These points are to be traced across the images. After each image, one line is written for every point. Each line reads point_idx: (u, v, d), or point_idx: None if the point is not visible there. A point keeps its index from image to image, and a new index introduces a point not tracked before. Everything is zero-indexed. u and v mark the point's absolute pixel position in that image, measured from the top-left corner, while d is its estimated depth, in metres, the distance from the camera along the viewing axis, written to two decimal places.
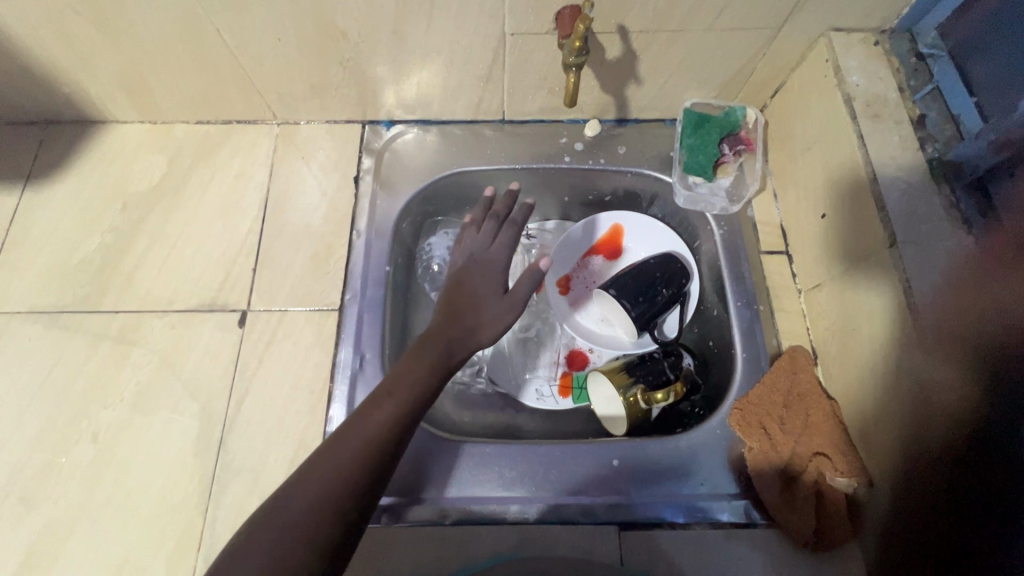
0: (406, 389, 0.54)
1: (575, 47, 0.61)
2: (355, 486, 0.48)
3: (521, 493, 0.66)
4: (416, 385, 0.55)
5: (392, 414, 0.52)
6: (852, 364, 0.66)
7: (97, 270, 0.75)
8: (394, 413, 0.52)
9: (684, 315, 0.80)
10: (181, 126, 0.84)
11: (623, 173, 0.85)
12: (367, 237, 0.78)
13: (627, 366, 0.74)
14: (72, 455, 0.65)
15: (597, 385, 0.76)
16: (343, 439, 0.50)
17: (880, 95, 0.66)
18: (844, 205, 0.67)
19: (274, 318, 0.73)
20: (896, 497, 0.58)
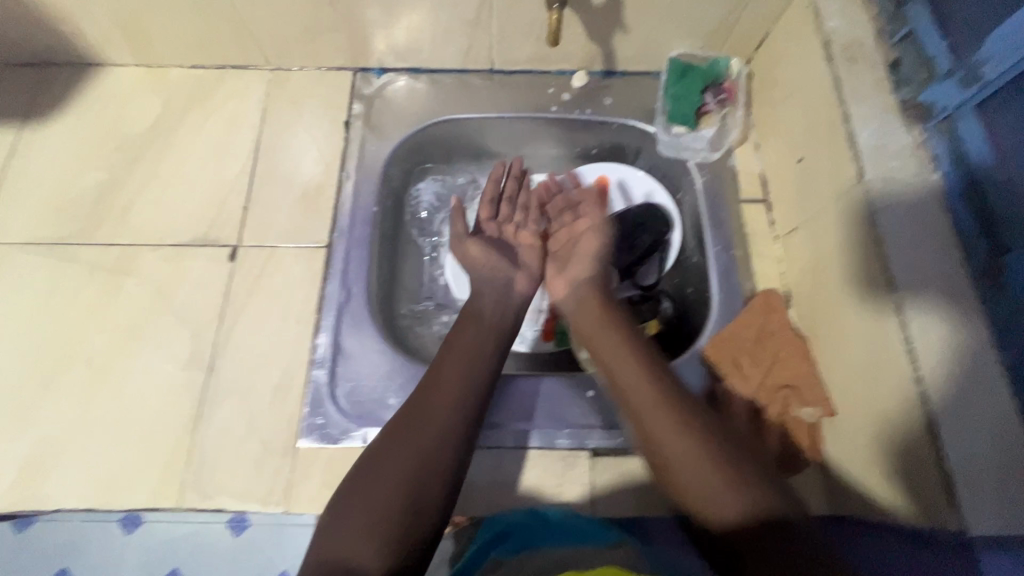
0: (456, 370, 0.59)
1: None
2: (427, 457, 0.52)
3: (500, 419, 0.69)
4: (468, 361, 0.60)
5: (451, 400, 0.56)
6: (821, 302, 0.68)
7: (93, 205, 0.77)
8: (453, 398, 0.56)
9: (665, 263, 0.83)
10: (176, 70, 0.86)
11: (609, 122, 0.86)
12: (356, 178, 0.80)
13: None
14: (68, 376, 0.68)
15: None
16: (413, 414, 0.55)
17: (858, 39, 0.67)
18: (819, 148, 0.69)
19: (265, 253, 0.75)
20: (853, 422, 0.62)
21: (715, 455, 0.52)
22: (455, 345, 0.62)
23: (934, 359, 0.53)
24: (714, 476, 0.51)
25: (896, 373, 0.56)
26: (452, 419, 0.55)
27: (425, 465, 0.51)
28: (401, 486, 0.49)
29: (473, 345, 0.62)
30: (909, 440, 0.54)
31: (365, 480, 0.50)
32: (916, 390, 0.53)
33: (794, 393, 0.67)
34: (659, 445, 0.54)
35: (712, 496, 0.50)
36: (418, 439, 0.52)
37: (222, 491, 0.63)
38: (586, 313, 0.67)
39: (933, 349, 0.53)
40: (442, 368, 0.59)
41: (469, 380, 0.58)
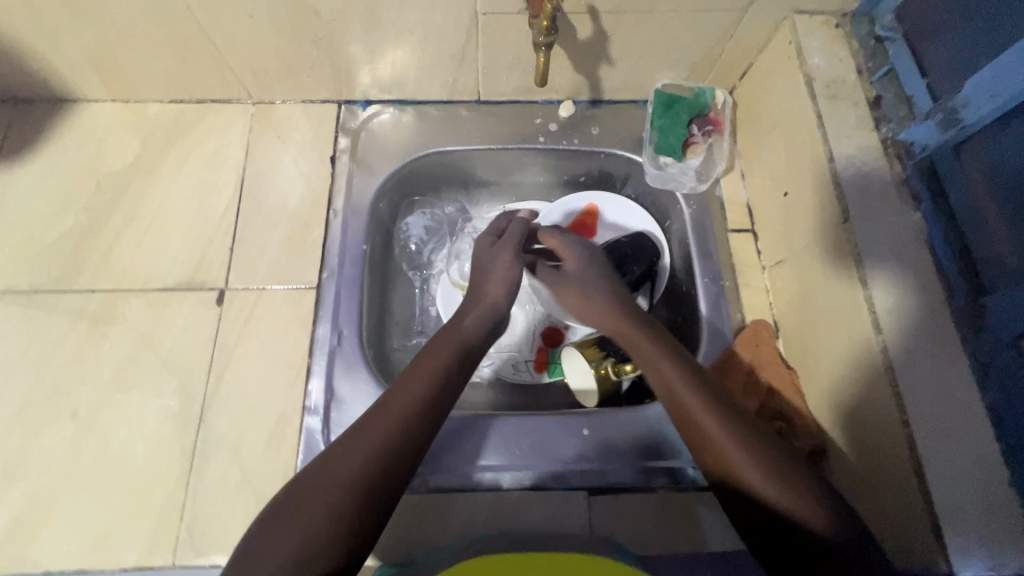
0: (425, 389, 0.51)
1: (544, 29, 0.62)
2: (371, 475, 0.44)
3: (495, 461, 0.69)
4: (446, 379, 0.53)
5: (391, 427, 0.47)
6: (808, 336, 0.69)
7: (72, 249, 0.75)
8: (395, 422, 0.48)
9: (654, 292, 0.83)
10: (155, 105, 0.84)
11: (595, 152, 0.87)
12: (344, 216, 0.79)
13: (599, 341, 0.78)
14: (51, 432, 0.66)
15: (570, 360, 0.77)
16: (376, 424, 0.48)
17: (839, 76, 0.69)
18: (804, 184, 0.70)
19: (253, 297, 0.74)
20: (842, 458, 0.63)
21: (768, 455, 0.47)
22: (421, 360, 0.54)
23: (921, 402, 0.54)
24: (771, 477, 0.46)
25: (884, 414, 0.57)
26: (388, 442, 0.46)
27: (345, 504, 0.42)
28: (331, 517, 0.42)
29: (431, 359, 0.54)
30: (897, 481, 0.55)
31: (286, 516, 0.42)
32: (904, 432, 0.54)
33: (787, 425, 0.67)
34: (712, 446, 0.49)
35: (782, 505, 0.45)
36: (348, 466, 0.44)
37: (216, 547, 0.62)
38: (603, 306, 0.63)
39: (918, 392, 0.55)
40: (402, 384, 0.51)
41: (419, 404, 0.49)
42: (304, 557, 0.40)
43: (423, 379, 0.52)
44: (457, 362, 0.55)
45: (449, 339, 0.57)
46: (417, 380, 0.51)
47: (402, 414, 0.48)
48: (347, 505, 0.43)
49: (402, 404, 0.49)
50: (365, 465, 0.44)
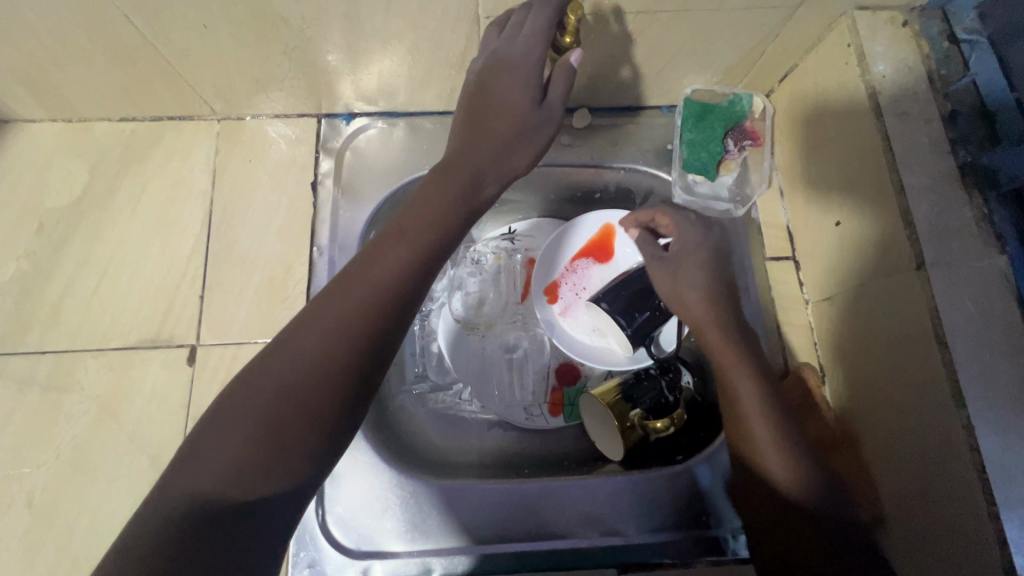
0: (408, 252, 0.49)
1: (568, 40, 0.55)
2: (314, 403, 0.42)
3: (512, 537, 0.62)
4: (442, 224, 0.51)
5: (370, 294, 0.46)
6: (862, 389, 0.62)
7: (16, 303, 0.65)
8: (370, 294, 0.46)
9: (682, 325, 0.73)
10: (102, 124, 0.72)
11: (616, 167, 0.77)
12: (330, 254, 0.68)
13: (623, 387, 0.67)
14: (5, 523, 0.58)
15: (589, 406, 0.69)
16: (356, 281, 0.47)
17: (908, 88, 0.58)
18: (861, 214, 0.61)
19: (231, 353, 0.65)
20: (907, 534, 0.56)
21: (785, 434, 0.56)
22: (407, 227, 0.50)
23: (1012, 492, 0.47)
24: (784, 450, 0.55)
25: (965, 500, 0.49)
26: (362, 316, 0.45)
27: (316, 395, 0.42)
28: (282, 393, 0.42)
29: (421, 233, 0.50)
30: None
31: (258, 376, 0.43)
32: (992, 527, 0.46)
33: None
34: (747, 419, 0.56)
35: (777, 465, 0.55)
36: (331, 319, 0.45)
37: None
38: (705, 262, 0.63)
39: (1010, 479, 0.47)
40: (385, 247, 0.49)
41: (393, 302, 0.47)
42: (287, 401, 0.42)
43: (406, 250, 0.49)
44: (442, 231, 0.51)
45: (448, 187, 0.53)
46: (405, 252, 0.49)
47: (383, 276, 0.47)
48: (321, 364, 0.43)
49: (380, 280, 0.47)
50: (334, 340, 0.44)
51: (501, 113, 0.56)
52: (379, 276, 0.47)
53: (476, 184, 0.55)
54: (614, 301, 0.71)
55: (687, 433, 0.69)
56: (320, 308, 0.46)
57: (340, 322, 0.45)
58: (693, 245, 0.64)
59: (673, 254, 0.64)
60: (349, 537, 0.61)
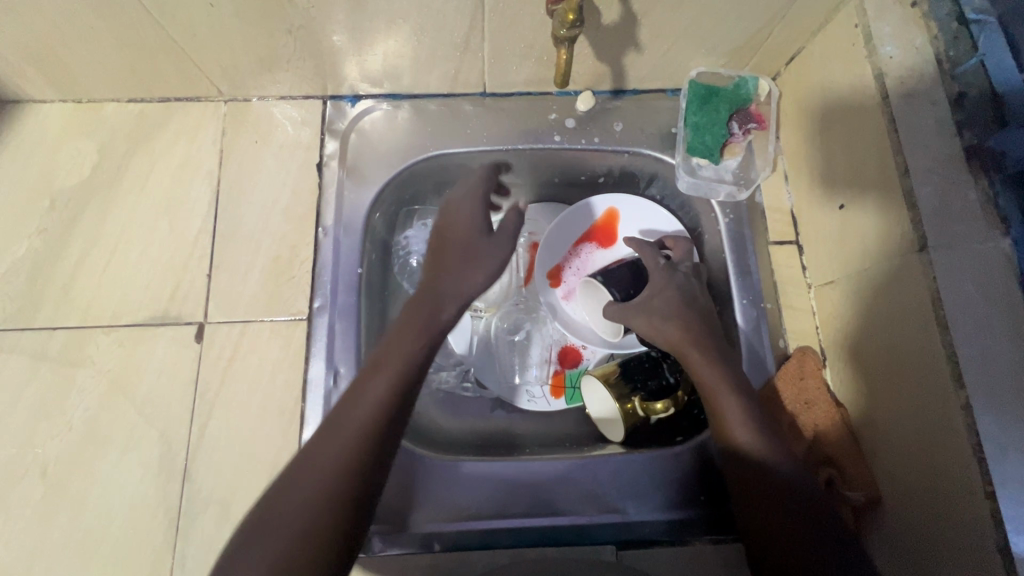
0: (385, 385, 0.51)
1: (568, 20, 0.51)
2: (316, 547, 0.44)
3: (512, 514, 0.63)
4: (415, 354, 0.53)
5: (360, 427, 0.48)
6: (862, 374, 0.62)
7: (29, 279, 0.66)
8: (362, 426, 0.49)
9: None
10: (112, 105, 0.73)
11: (620, 151, 0.76)
12: (335, 235, 0.69)
13: (623, 369, 0.68)
14: (19, 492, 0.59)
15: (590, 386, 0.70)
16: (339, 423, 0.49)
17: (917, 68, 0.57)
18: (865, 197, 0.61)
19: (237, 331, 0.66)
20: (903, 517, 0.56)
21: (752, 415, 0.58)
22: (382, 359, 0.53)
23: (1011, 474, 0.46)
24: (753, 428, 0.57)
25: (963, 481, 0.49)
26: (350, 457, 0.47)
27: (328, 529, 0.45)
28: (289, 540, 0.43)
29: (397, 350, 0.52)
30: (974, 559, 0.48)
31: (267, 522, 0.44)
32: (988, 506, 0.47)
33: (837, 472, 0.61)
34: (715, 400, 0.59)
35: (744, 432, 0.57)
36: (329, 460, 0.47)
37: None
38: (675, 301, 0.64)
39: (1010, 462, 0.47)
40: (365, 383, 0.51)
41: (380, 426, 0.49)
42: (293, 544, 0.43)
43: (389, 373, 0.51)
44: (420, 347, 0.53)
45: (422, 306, 0.55)
46: (387, 377, 0.51)
47: (365, 410, 0.49)
48: (326, 494, 0.46)
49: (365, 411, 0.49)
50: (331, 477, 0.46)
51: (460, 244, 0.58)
52: (363, 407, 0.49)
53: (437, 307, 0.55)
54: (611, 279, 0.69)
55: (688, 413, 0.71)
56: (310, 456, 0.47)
57: (337, 462, 0.47)
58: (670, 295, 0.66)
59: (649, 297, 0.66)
60: None
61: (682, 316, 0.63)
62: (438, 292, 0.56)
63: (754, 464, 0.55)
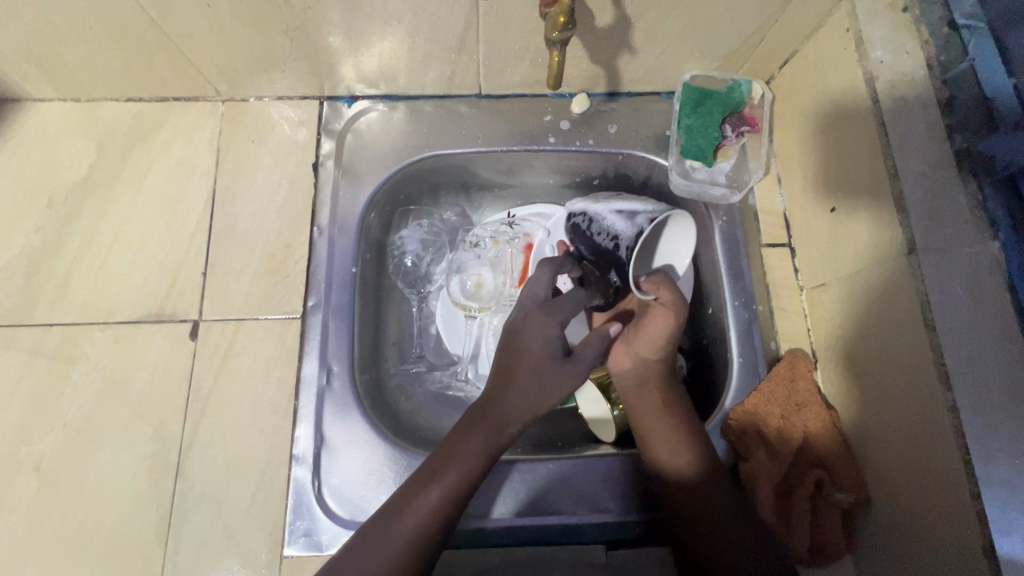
0: (437, 497, 0.54)
1: (560, 22, 0.51)
2: None
3: (502, 512, 0.63)
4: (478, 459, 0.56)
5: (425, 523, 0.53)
6: (853, 376, 0.62)
7: (26, 276, 0.67)
8: (428, 517, 0.53)
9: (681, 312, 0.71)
10: (110, 104, 0.73)
11: (614, 152, 0.77)
12: (329, 234, 0.70)
13: None
14: (13, 487, 0.60)
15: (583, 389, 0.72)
16: (396, 526, 0.53)
17: (907, 73, 0.58)
18: (857, 200, 0.61)
19: (231, 329, 0.66)
20: (893, 518, 0.56)
21: (688, 435, 0.62)
22: (439, 465, 0.56)
23: (998, 475, 0.47)
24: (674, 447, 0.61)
25: (950, 480, 0.49)
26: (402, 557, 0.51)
27: None
28: None
29: (472, 448, 0.57)
30: (963, 559, 0.48)
31: None
32: (974, 506, 0.47)
33: (827, 474, 0.60)
34: (644, 418, 0.64)
35: (677, 455, 0.61)
36: (388, 550, 0.52)
37: None
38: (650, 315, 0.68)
39: (997, 464, 0.47)
40: (420, 489, 0.55)
41: (446, 523, 0.54)
42: None
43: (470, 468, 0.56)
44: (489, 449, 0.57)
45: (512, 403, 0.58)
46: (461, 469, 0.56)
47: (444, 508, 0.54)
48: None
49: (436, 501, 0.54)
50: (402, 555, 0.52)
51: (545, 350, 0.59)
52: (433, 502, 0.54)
53: (499, 425, 0.58)
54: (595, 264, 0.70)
55: None
56: (368, 549, 0.52)
57: (403, 548, 0.52)
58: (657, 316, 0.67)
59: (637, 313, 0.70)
60: None
61: (660, 345, 0.66)
62: (529, 390, 0.58)
63: (683, 482, 0.60)
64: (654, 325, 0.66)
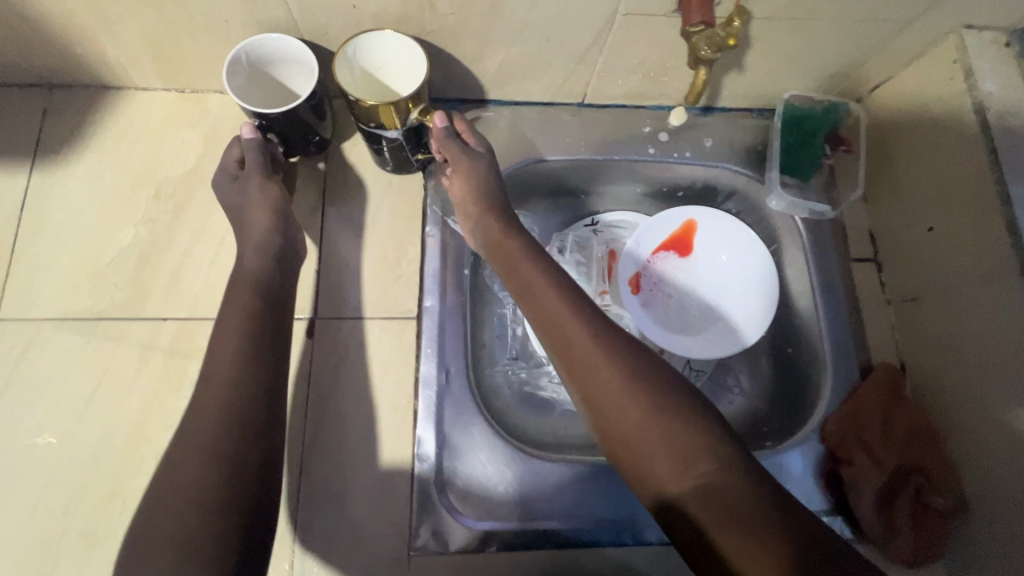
0: (228, 365, 0.54)
1: (411, 108, 0.60)
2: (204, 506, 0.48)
3: (621, 512, 0.64)
4: (240, 356, 0.54)
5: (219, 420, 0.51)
6: (949, 386, 0.66)
7: (136, 269, 0.65)
8: (230, 400, 0.52)
9: (759, 326, 0.78)
10: (214, 96, 0.72)
11: (710, 166, 0.79)
12: (442, 237, 0.70)
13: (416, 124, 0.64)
14: (135, 483, 0.59)
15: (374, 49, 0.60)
16: (203, 410, 0.52)
17: (1012, 105, 0.62)
18: (957, 221, 0.65)
19: (348, 328, 0.66)
20: (996, 521, 0.60)
21: (716, 453, 0.49)
22: (212, 371, 0.54)
23: None
24: (671, 464, 0.50)
25: None
26: (214, 447, 0.50)
27: (207, 499, 0.48)
28: (194, 500, 0.48)
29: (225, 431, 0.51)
30: None
31: (176, 483, 0.49)
32: None
33: (926, 480, 0.64)
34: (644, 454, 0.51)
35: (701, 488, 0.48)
36: (205, 435, 0.51)
37: None
38: (579, 331, 0.57)
39: None
40: (208, 391, 0.53)
41: (238, 413, 0.52)
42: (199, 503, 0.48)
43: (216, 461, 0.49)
44: (252, 435, 0.52)
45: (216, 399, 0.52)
46: (189, 469, 0.50)
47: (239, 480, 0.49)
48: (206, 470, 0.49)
49: (235, 489, 0.49)
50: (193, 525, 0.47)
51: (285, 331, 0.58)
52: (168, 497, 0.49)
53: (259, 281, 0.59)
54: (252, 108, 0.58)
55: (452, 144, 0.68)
56: (189, 432, 0.52)
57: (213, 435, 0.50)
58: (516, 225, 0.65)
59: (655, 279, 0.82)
60: (464, 511, 0.62)
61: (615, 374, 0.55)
62: (204, 395, 0.53)
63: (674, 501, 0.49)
64: (603, 377, 0.55)
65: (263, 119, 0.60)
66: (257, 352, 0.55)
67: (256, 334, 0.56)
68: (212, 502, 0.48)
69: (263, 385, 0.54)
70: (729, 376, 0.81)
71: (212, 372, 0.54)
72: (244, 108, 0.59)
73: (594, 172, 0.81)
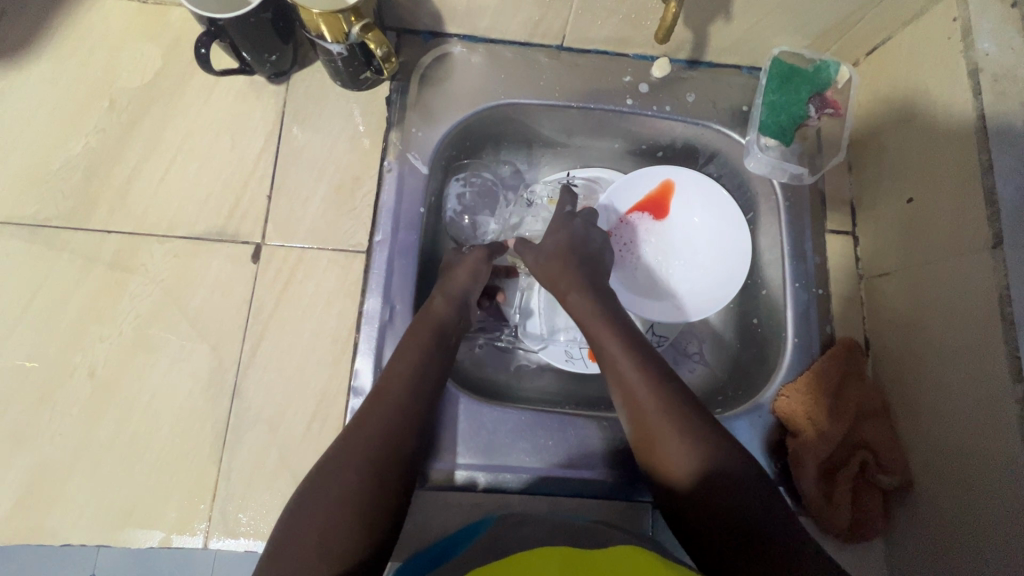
0: (410, 372, 0.55)
1: (354, 22, 0.57)
2: (360, 512, 0.45)
3: (554, 463, 0.63)
4: (411, 365, 0.55)
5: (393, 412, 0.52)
6: (907, 366, 0.64)
7: (83, 180, 0.64)
8: (397, 400, 0.53)
9: (716, 301, 0.76)
10: (175, 8, 0.69)
11: (690, 123, 0.75)
12: (399, 172, 0.67)
13: (360, 44, 0.61)
14: (69, 390, 0.60)
15: None
16: (380, 404, 0.52)
17: (1011, 69, 0.56)
18: (937, 193, 0.61)
19: (295, 256, 0.65)
20: (934, 500, 0.59)
21: (687, 417, 0.52)
22: (386, 383, 0.54)
23: None
24: (686, 438, 0.51)
25: (999, 471, 0.52)
26: (377, 442, 0.49)
27: (353, 500, 0.45)
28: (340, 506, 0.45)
29: (368, 431, 0.50)
30: (997, 543, 0.52)
31: (316, 492, 0.46)
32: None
33: (872, 457, 0.63)
34: (653, 426, 0.52)
35: (688, 462, 0.50)
36: (362, 442, 0.49)
37: (250, 533, 0.58)
38: (601, 324, 0.60)
39: None
40: (384, 387, 0.53)
41: (408, 409, 0.53)
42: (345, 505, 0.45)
43: None
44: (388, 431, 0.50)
45: (380, 406, 0.52)
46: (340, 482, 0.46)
47: None
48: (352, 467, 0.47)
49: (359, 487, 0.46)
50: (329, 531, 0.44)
51: (415, 331, 0.58)
52: (325, 506, 0.45)
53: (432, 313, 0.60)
54: (200, 12, 0.54)
55: (374, 71, 0.66)
56: (360, 431, 0.49)
57: (384, 432, 0.50)
58: (549, 256, 0.66)
59: (544, 244, 0.67)
60: None
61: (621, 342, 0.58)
62: (382, 397, 0.53)
63: (703, 496, 0.49)
64: (615, 354, 0.58)
65: (212, 25, 0.56)
66: (428, 371, 0.56)
67: (434, 357, 0.57)
68: (312, 501, 0.45)
69: (409, 397, 0.53)
70: (692, 342, 0.79)
71: (392, 381, 0.54)
72: (192, 12, 0.55)
73: (570, 123, 0.77)
